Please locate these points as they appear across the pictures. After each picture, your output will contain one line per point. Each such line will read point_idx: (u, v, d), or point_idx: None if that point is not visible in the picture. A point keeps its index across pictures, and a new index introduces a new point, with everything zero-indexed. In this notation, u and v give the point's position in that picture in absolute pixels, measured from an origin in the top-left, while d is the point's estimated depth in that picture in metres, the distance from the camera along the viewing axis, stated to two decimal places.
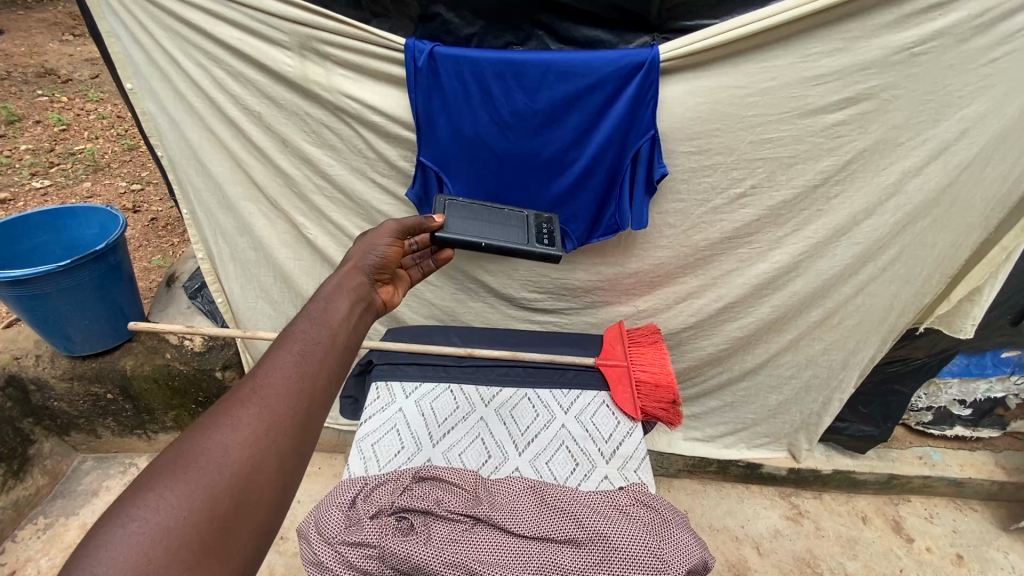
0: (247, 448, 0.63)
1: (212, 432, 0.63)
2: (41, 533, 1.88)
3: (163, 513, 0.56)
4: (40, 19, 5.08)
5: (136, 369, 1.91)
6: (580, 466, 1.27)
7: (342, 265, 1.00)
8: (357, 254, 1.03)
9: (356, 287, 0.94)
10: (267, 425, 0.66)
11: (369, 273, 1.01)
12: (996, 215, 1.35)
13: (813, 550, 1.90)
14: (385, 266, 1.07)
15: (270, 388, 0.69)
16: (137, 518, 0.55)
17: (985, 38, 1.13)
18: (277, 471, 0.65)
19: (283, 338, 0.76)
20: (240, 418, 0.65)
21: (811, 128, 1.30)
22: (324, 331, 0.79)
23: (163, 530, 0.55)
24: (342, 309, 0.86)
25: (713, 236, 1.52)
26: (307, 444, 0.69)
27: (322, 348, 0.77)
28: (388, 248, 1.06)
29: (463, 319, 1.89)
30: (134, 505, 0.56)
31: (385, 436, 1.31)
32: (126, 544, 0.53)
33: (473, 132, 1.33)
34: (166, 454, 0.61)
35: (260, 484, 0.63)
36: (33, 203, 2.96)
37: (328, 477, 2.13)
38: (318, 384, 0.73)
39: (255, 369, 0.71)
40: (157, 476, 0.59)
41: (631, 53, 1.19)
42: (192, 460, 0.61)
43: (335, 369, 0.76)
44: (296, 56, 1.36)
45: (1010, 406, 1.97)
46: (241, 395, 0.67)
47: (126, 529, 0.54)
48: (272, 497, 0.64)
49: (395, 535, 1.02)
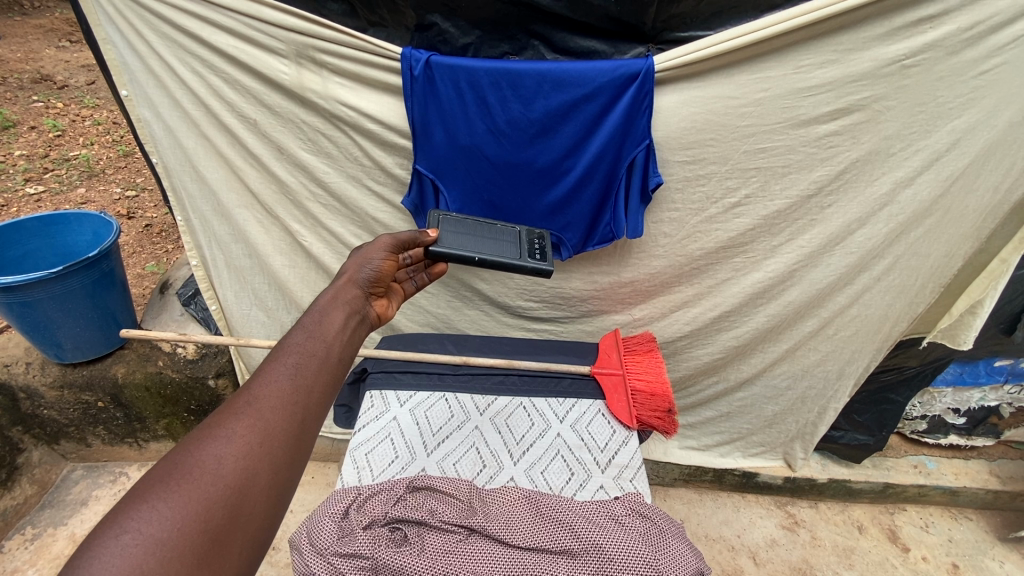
0: (241, 460, 0.63)
1: (206, 444, 0.62)
2: (28, 543, 1.84)
3: (158, 524, 0.55)
4: (37, 25, 5.08)
5: (127, 376, 1.89)
6: (576, 476, 1.26)
7: (338, 278, 1.00)
8: (352, 267, 1.03)
9: (350, 299, 0.94)
10: (262, 437, 0.65)
11: (365, 287, 1.01)
12: (988, 224, 1.36)
13: (809, 559, 1.89)
14: (381, 280, 1.06)
15: (266, 401, 0.68)
16: (132, 529, 0.54)
17: (975, 51, 1.14)
18: (272, 483, 0.64)
19: (278, 350, 0.76)
20: (235, 430, 0.64)
21: (804, 138, 1.31)
22: (319, 343, 0.79)
23: (157, 541, 0.54)
24: (337, 321, 0.86)
25: (707, 245, 1.53)
26: (302, 455, 0.68)
27: (317, 360, 0.76)
28: (383, 261, 1.06)
29: (459, 327, 1.89)
30: (128, 516, 0.55)
31: (378, 446, 1.30)
32: (120, 556, 0.52)
33: (469, 141, 1.33)
34: (161, 464, 0.60)
35: (254, 496, 0.62)
36: (26, 208, 2.94)
37: (321, 486, 2.11)
38: (313, 397, 0.72)
39: (250, 380, 0.70)
40: (151, 487, 0.58)
41: (626, 63, 1.20)
42: (187, 471, 0.60)
43: (330, 382, 0.76)
44: (293, 64, 1.37)
45: (1003, 415, 1.99)
46: (236, 407, 0.67)
47: (121, 540, 0.53)
48: (267, 509, 0.63)
49: (389, 545, 1.01)
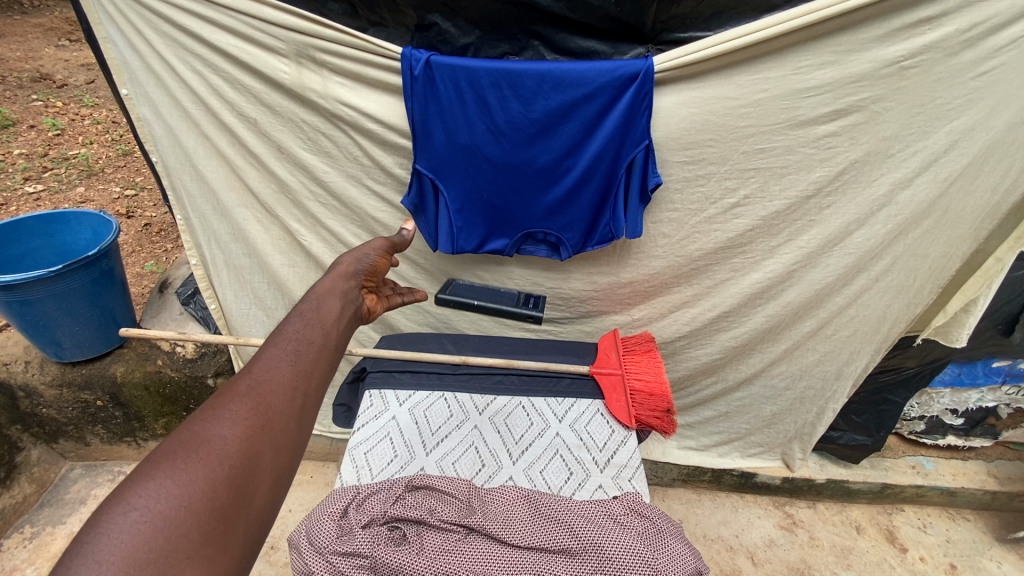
0: (246, 441, 0.63)
1: (210, 425, 0.62)
2: (27, 542, 1.84)
3: (165, 501, 0.55)
4: (37, 24, 5.06)
5: (126, 375, 1.89)
6: (574, 475, 1.26)
7: (333, 268, 1.01)
8: (348, 259, 1.05)
9: (346, 289, 0.95)
10: (265, 419, 0.66)
11: (360, 277, 1.03)
12: (986, 225, 1.36)
13: (807, 559, 1.89)
14: (373, 273, 1.09)
15: (267, 385, 0.69)
16: (139, 506, 0.53)
17: (974, 53, 1.14)
18: (274, 464, 0.65)
19: (276, 336, 0.77)
20: (238, 412, 0.65)
21: (803, 139, 1.32)
22: (316, 331, 0.81)
23: (165, 518, 0.53)
24: (334, 311, 0.87)
25: (706, 246, 1.53)
26: (303, 439, 0.69)
27: (315, 347, 0.78)
28: (377, 258, 1.10)
29: (458, 327, 1.89)
30: (134, 493, 0.54)
31: (377, 445, 1.30)
32: (128, 532, 0.51)
33: (469, 141, 1.33)
34: (164, 444, 0.60)
35: (259, 477, 0.62)
36: (24, 207, 2.93)
37: (320, 485, 2.11)
38: (312, 382, 0.74)
39: (250, 365, 0.71)
40: (157, 465, 0.57)
41: (626, 64, 1.21)
42: (193, 451, 0.59)
43: (328, 369, 0.77)
44: (293, 63, 1.37)
45: (1001, 415, 1.99)
46: (238, 391, 0.67)
47: (128, 517, 0.52)
48: (270, 491, 0.63)
49: (388, 544, 1.01)
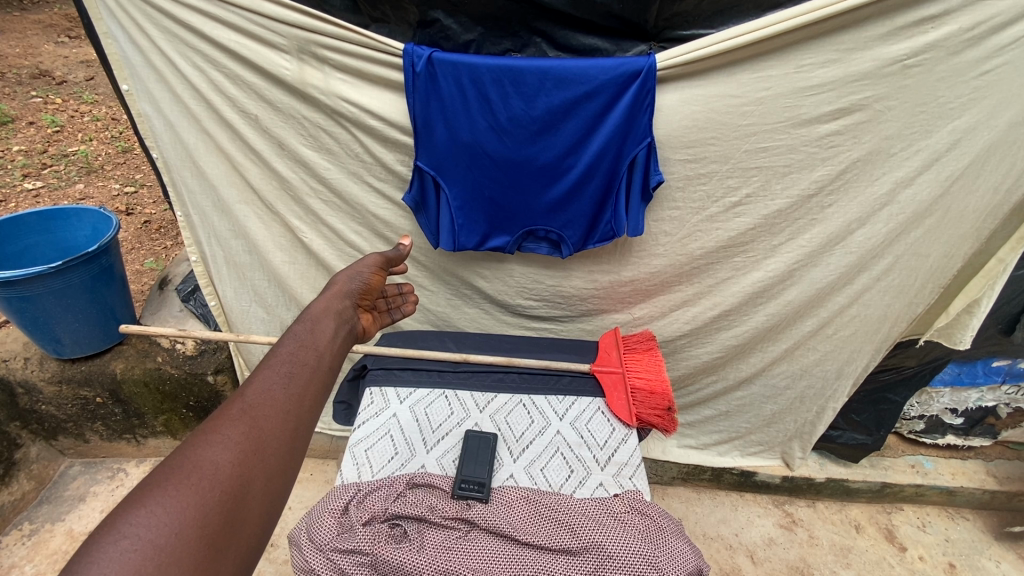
0: (238, 467, 0.64)
1: (202, 450, 0.63)
2: (26, 539, 1.84)
3: (156, 529, 0.55)
4: (36, 20, 5.03)
5: (126, 372, 1.88)
6: (575, 473, 1.25)
7: (329, 287, 1.07)
8: (343, 277, 1.10)
9: (340, 308, 0.99)
10: (257, 443, 0.67)
11: (353, 295, 1.08)
12: (988, 225, 1.36)
13: (807, 558, 1.89)
14: (367, 291, 1.15)
15: (260, 408, 0.70)
16: (130, 535, 0.53)
17: (977, 51, 1.14)
18: (265, 489, 0.65)
19: (270, 359, 0.78)
20: (230, 436, 0.65)
21: (806, 137, 1.32)
22: (309, 353, 0.82)
23: (155, 547, 0.54)
24: (327, 331, 0.90)
25: (708, 245, 1.53)
26: (294, 462, 0.70)
27: (309, 370, 0.79)
28: (371, 275, 1.16)
29: (458, 325, 1.89)
30: (125, 521, 0.54)
31: (378, 443, 1.29)
32: (118, 561, 0.51)
33: (471, 137, 1.33)
34: (157, 470, 0.60)
35: (249, 502, 0.63)
36: (24, 203, 2.92)
37: (320, 483, 2.11)
38: (305, 404, 0.74)
39: (243, 389, 0.72)
40: (149, 492, 0.57)
41: (629, 62, 1.20)
42: (185, 477, 0.60)
43: (321, 391, 0.79)
44: (295, 60, 1.37)
45: (1000, 415, 2.00)
46: (231, 414, 0.68)
47: (119, 546, 0.52)
48: (260, 516, 0.63)
49: (389, 542, 1.01)
